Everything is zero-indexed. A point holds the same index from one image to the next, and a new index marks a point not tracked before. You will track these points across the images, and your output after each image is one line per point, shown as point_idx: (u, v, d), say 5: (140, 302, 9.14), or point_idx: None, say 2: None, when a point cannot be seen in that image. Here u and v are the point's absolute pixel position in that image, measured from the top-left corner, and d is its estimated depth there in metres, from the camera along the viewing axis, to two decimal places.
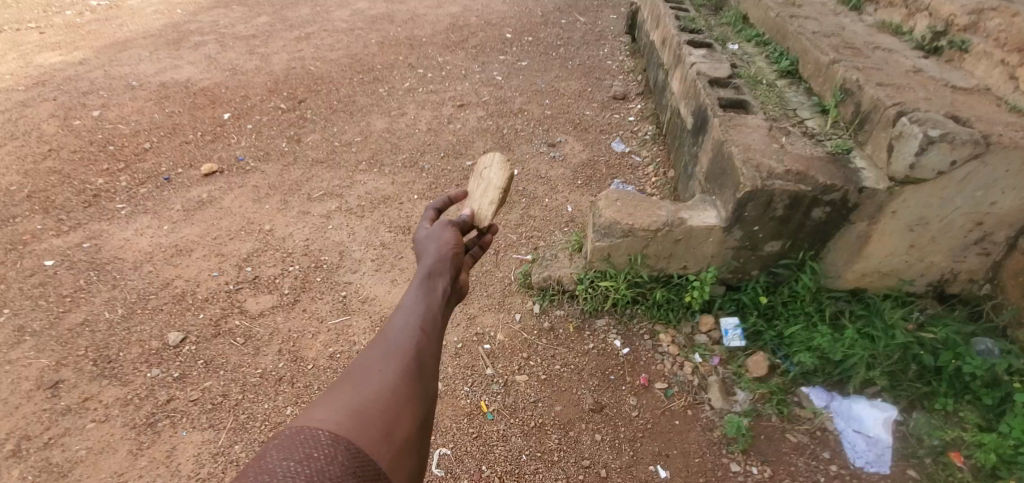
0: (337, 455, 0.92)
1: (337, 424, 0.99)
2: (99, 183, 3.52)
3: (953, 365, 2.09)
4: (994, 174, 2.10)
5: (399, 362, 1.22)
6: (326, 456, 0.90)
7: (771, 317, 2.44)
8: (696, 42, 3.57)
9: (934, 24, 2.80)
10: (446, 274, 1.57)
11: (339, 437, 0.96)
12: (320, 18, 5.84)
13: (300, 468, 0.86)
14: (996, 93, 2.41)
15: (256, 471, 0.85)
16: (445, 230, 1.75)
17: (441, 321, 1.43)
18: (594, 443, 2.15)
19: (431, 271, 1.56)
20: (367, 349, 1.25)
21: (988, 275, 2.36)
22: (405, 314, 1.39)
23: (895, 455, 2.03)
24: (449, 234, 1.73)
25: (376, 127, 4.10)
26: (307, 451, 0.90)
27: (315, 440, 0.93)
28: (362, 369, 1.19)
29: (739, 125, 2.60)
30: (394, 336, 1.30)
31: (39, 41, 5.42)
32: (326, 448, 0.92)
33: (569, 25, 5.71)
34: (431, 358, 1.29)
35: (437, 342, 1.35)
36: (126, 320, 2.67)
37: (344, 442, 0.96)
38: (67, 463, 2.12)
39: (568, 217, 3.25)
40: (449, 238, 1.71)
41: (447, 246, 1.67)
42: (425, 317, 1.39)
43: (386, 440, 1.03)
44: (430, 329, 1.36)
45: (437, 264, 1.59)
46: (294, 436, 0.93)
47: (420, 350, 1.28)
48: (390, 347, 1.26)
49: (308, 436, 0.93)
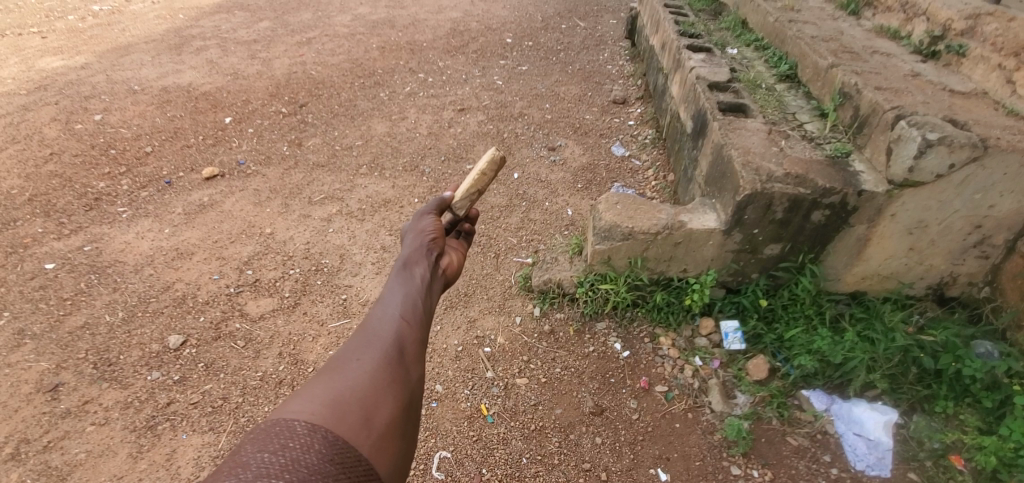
0: (313, 443, 0.93)
1: (316, 413, 1.00)
2: (99, 187, 3.53)
3: (952, 368, 2.09)
4: (992, 177, 2.11)
5: (378, 351, 1.23)
6: (302, 445, 0.91)
7: (771, 320, 2.45)
8: (696, 47, 3.59)
9: (931, 29, 2.82)
10: (423, 262, 1.60)
11: (316, 425, 0.97)
12: (322, 23, 5.87)
13: (275, 458, 0.87)
14: (993, 97, 2.42)
15: (230, 465, 0.86)
16: (422, 220, 1.77)
17: (423, 310, 1.45)
18: (594, 446, 2.15)
19: (409, 261, 1.60)
20: (348, 342, 1.27)
21: (987, 277, 2.36)
22: (385, 306, 1.41)
23: (895, 458, 2.03)
24: (427, 223, 1.75)
25: (377, 131, 4.12)
26: (281, 442, 0.91)
27: (291, 431, 0.94)
28: (342, 360, 1.20)
29: (738, 129, 2.62)
30: (373, 327, 1.32)
31: (41, 46, 5.45)
32: (301, 438, 0.93)
33: (569, 30, 5.74)
34: (413, 346, 1.30)
35: (420, 330, 1.37)
36: (127, 323, 2.67)
37: (321, 431, 0.96)
38: (66, 466, 2.12)
39: (568, 221, 3.25)
40: (426, 226, 1.75)
41: (424, 235, 1.70)
42: (405, 307, 1.41)
43: (365, 427, 1.04)
44: (411, 318, 1.38)
45: (414, 253, 1.62)
46: (269, 428, 0.94)
47: (400, 339, 1.29)
48: (370, 338, 1.27)
49: (283, 428, 0.94)
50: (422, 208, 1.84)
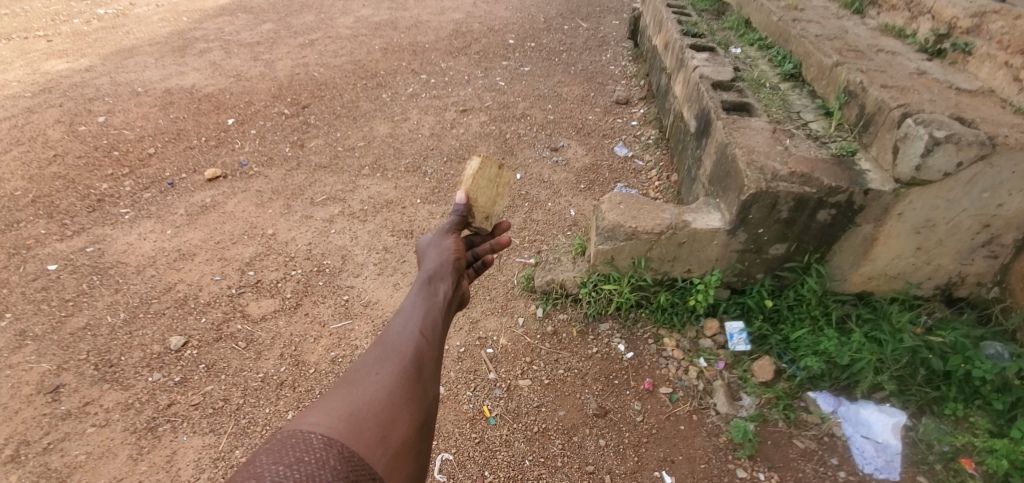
0: (328, 458, 0.90)
1: (332, 427, 0.98)
2: (103, 188, 3.53)
3: (962, 369, 2.06)
4: (1001, 176, 2.08)
5: (397, 365, 1.20)
6: (317, 460, 0.89)
7: (777, 321, 2.42)
8: (699, 46, 3.57)
9: (936, 27, 2.80)
10: (447, 278, 1.55)
11: (332, 439, 0.95)
12: (325, 25, 5.88)
13: (289, 472, 0.84)
14: (1000, 95, 2.40)
15: (244, 475, 0.84)
16: (445, 237, 1.72)
17: (442, 325, 1.42)
18: (598, 448, 2.13)
19: (432, 276, 1.54)
20: (366, 353, 1.24)
21: (995, 278, 2.33)
22: (405, 317, 1.37)
23: (905, 461, 1.99)
24: (450, 241, 1.69)
25: (379, 132, 4.11)
26: (297, 455, 0.88)
27: (307, 443, 0.91)
28: (360, 373, 1.18)
29: (743, 128, 2.59)
30: (392, 340, 1.28)
31: (47, 49, 5.47)
32: (317, 452, 0.90)
33: (572, 32, 5.72)
34: (431, 362, 1.27)
35: (438, 345, 1.33)
36: (129, 324, 2.66)
37: (337, 446, 0.94)
38: (66, 468, 2.11)
39: (571, 221, 3.24)
40: (450, 245, 1.68)
41: (447, 252, 1.64)
42: (425, 320, 1.37)
43: (381, 444, 1.01)
44: (431, 332, 1.34)
45: (440, 269, 1.57)
46: (284, 440, 0.92)
47: (419, 353, 1.26)
48: (388, 349, 1.24)
49: (299, 440, 0.92)
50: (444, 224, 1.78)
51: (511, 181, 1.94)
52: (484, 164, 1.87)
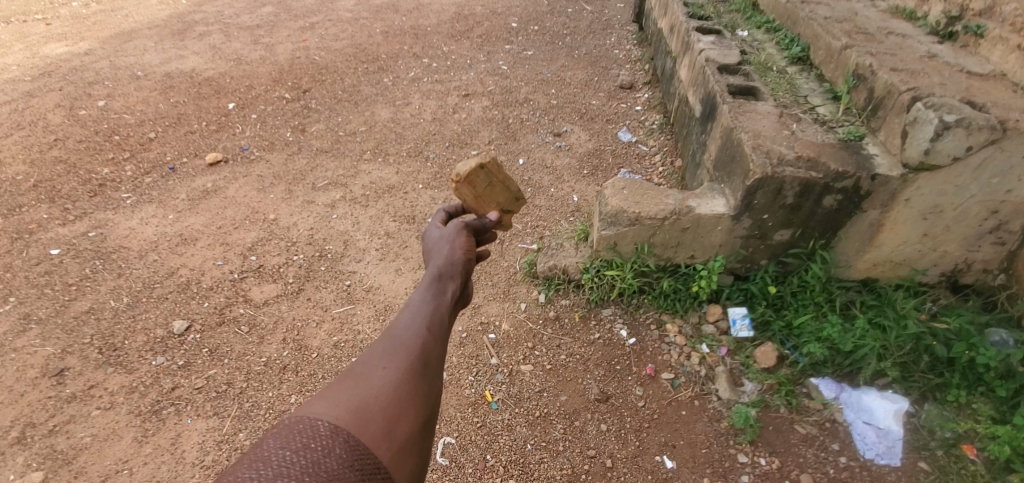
0: (333, 446, 0.90)
1: (340, 417, 0.97)
2: (104, 173, 3.52)
3: (965, 356, 2.05)
4: (1011, 161, 2.05)
5: (404, 359, 1.17)
6: (323, 447, 0.88)
7: (780, 307, 2.41)
8: (705, 29, 3.52)
9: (948, 9, 2.74)
10: (456, 277, 1.49)
11: (339, 428, 0.94)
12: (326, 8, 5.81)
13: (296, 458, 0.84)
14: (1011, 79, 2.36)
15: (251, 458, 0.84)
16: (458, 232, 1.61)
17: (448, 323, 1.37)
18: (599, 433, 2.13)
19: (442, 274, 1.47)
20: (372, 343, 1.22)
21: (1002, 265, 2.32)
22: (414, 310, 1.33)
23: (906, 447, 1.99)
24: (461, 240, 1.59)
25: (381, 117, 4.08)
26: (303, 441, 0.88)
27: (314, 430, 0.91)
28: (367, 363, 1.15)
29: (749, 112, 2.56)
30: (399, 333, 1.25)
31: (45, 33, 5.41)
32: (323, 439, 0.90)
33: (575, 15, 5.64)
34: (436, 358, 1.24)
35: (443, 342, 1.29)
36: (132, 308, 2.66)
37: (343, 435, 0.93)
38: (72, 450, 2.13)
39: (573, 207, 3.22)
40: (461, 242, 1.58)
41: (456, 253, 1.54)
42: (433, 315, 1.34)
43: (386, 437, 0.99)
44: (438, 327, 1.31)
45: (449, 268, 1.49)
46: (291, 425, 0.92)
47: (426, 349, 1.23)
48: (394, 343, 1.21)
49: (306, 426, 0.91)
50: (459, 223, 1.66)
51: (501, 168, 1.77)
52: (472, 178, 1.72)
